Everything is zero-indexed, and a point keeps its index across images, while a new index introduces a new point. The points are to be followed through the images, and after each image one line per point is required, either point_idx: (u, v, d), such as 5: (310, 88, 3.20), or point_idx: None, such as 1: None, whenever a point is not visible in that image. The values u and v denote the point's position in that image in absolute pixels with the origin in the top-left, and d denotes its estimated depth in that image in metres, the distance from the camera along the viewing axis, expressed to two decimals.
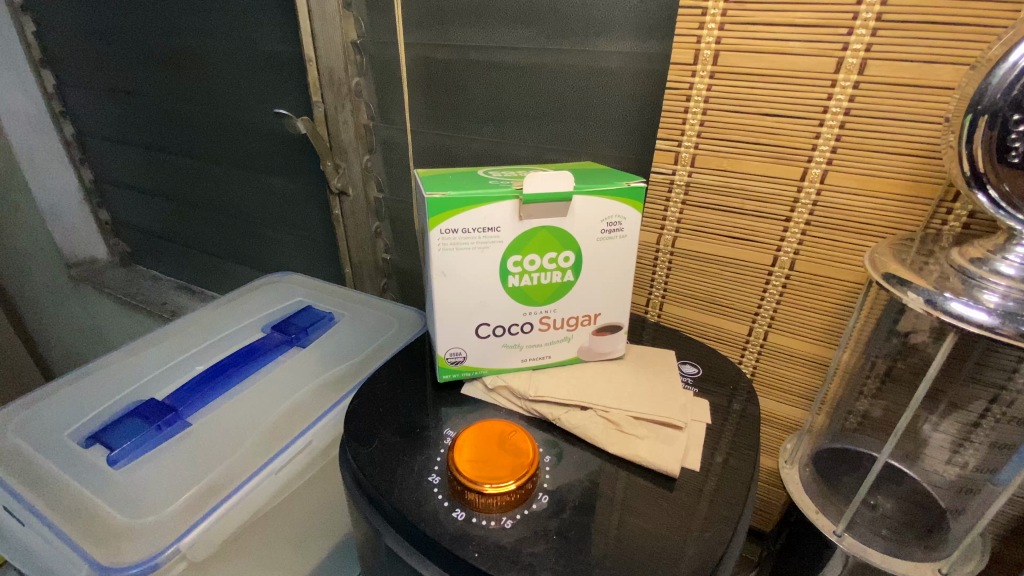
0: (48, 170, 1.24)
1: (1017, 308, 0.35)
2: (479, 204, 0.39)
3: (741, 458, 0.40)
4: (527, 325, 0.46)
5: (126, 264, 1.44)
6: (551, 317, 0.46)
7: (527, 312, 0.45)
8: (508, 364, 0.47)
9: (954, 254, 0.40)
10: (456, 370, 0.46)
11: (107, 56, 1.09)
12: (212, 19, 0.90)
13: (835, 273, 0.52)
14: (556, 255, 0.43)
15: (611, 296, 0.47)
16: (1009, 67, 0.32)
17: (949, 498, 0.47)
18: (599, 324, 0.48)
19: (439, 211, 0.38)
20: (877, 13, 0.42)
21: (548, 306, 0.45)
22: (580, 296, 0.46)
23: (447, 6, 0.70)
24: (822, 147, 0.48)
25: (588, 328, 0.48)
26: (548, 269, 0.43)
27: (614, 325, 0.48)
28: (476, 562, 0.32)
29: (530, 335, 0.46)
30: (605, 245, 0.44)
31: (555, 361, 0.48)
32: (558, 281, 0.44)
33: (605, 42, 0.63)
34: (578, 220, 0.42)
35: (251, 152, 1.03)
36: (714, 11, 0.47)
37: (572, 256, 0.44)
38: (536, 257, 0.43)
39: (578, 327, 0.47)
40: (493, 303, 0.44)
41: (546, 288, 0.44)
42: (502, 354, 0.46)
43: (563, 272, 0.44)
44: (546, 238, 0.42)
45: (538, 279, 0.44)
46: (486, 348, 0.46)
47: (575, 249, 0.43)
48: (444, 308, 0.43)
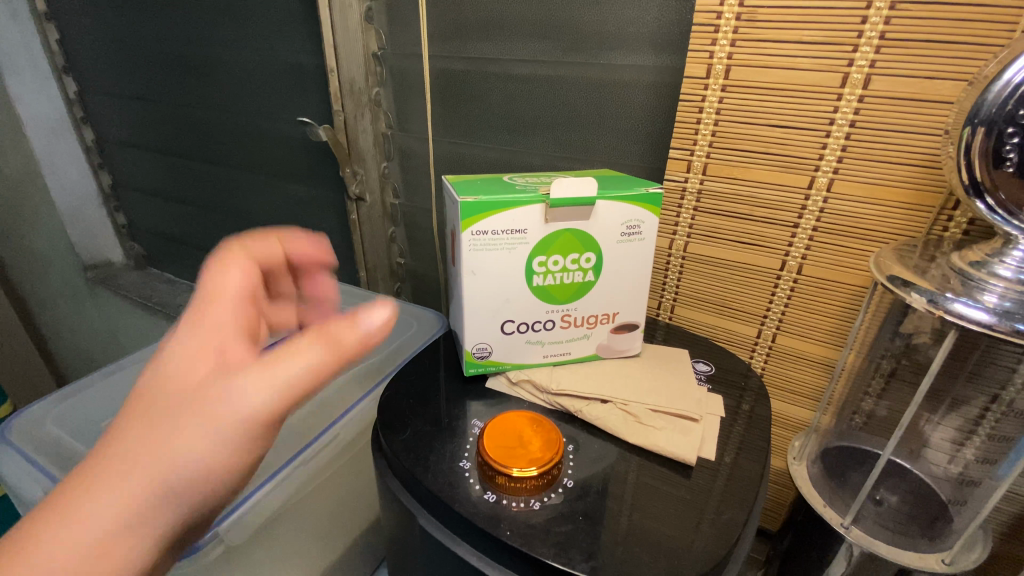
0: (68, 174, 1.28)
1: (1014, 308, 0.37)
2: (509, 208, 0.42)
3: (753, 454, 0.42)
4: (550, 322, 0.48)
5: (141, 267, 1.47)
6: (572, 315, 0.48)
7: (549, 309, 0.47)
8: (530, 360, 0.49)
9: (955, 258, 0.43)
10: (481, 365, 0.48)
11: (130, 65, 1.13)
12: (237, 31, 0.94)
13: (842, 277, 0.54)
14: (577, 255, 0.46)
15: (628, 295, 0.49)
16: (1003, 84, 0.35)
17: (951, 490, 0.48)
18: (618, 322, 0.50)
19: (470, 214, 0.41)
20: (881, 31, 0.45)
21: (569, 305, 0.48)
22: (599, 294, 0.48)
23: (467, 20, 0.74)
24: (828, 156, 0.50)
25: (606, 325, 0.50)
26: (570, 269, 0.46)
27: (631, 323, 0.51)
28: (509, 540, 0.34)
29: (552, 331, 0.49)
30: (625, 246, 0.46)
31: (575, 357, 0.50)
32: (580, 280, 0.47)
33: (618, 56, 0.66)
34: (600, 223, 0.45)
35: (269, 159, 1.06)
36: (726, 28, 0.50)
37: (593, 257, 0.46)
38: (560, 257, 0.45)
39: (596, 325, 0.50)
40: (519, 300, 0.46)
41: (568, 287, 0.47)
42: (525, 349, 0.49)
43: (584, 272, 0.47)
44: (569, 239, 0.44)
45: (561, 279, 0.46)
46: (510, 343, 0.48)
47: (596, 251, 0.46)
48: (471, 303, 0.45)
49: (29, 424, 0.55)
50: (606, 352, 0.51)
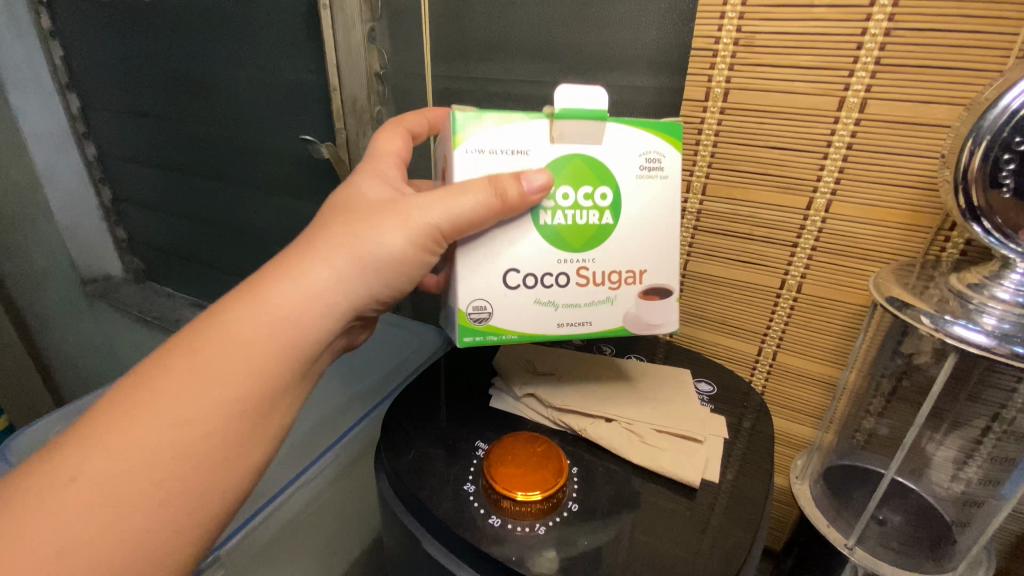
0: (69, 189, 1.28)
1: (1012, 330, 0.38)
2: (507, 122, 0.38)
3: (756, 476, 0.42)
4: (561, 276, 0.40)
5: (140, 281, 1.47)
6: (589, 269, 0.41)
7: (562, 258, 0.40)
8: (541, 327, 0.41)
9: (953, 279, 0.43)
10: (480, 332, 0.40)
11: (135, 82, 1.15)
12: (241, 49, 0.95)
13: (842, 295, 0.54)
14: (592, 190, 0.40)
15: (655, 248, 0.42)
16: (997, 114, 0.36)
17: (955, 510, 0.48)
18: (647, 285, 0.43)
19: (462, 126, 0.37)
20: (876, 57, 0.46)
21: (585, 253, 0.41)
22: (622, 244, 0.41)
23: (470, 41, 0.75)
24: (826, 178, 0.51)
25: (633, 287, 0.42)
26: (583, 207, 0.40)
27: (662, 288, 0.43)
28: (514, 565, 0.34)
29: (565, 290, 0.41)
30: (646, 182, 0.41)
31: (597, 328, 0.42)
32: (596, 223, 0.40)
33: (618, 77, 0.67)
34: (614, 150, 0.40)
35: (271, 175, 1.06)
36: (725, 53, 0.51)
37: (609, 193, 0.40)
38: (571, 191, 0.39)
39: (621, 286, 0.42)
40: (525, 245, 0.39)
41: (583, 230, 0.40)
42: (534, 312, 0.41)
43: (600, 213, 0.40)
44: (580, 167, 0.39)
45: (574, 219, 0.40)
46: (515, 305, 0.40)
47: (613, 186, 0.40)
48: (466, 246, 0.39)
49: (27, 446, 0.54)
50: (637, 325, 0.43)
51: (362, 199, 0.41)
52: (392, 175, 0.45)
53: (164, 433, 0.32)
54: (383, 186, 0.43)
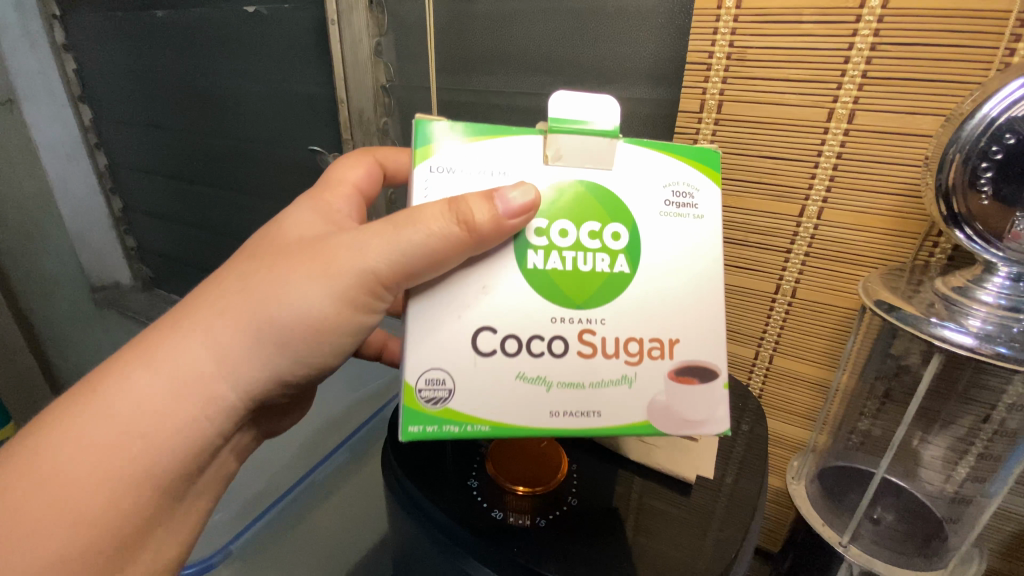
0: (81, 197, 1.31)
1: (995, 331, 0.39)
2: (500, 136, 0.35)
3: (750, 476, 0.44)
4: (564, 344, 0.35)
5: (148, 290, 1.48)
6: (595, 332, 0.35)
7: (560, 310, 0.35)
8: (527, 411, 0.35)
9: (939, 283, 0.45)
10: (437, 419, 0.35)
11: (146, 94, 1.18)
12: (251, 63, 0.98)
13: (834, 300, 0.56)
14: (598, 230, 0.35)
15: (683, 315, 0.36)
16: (975, 123, 0.37)
17: (946, 507, 0.50)
18: (677, 361, 0.36)
19: (444, 138, 0.35)
20: (863, 70, 0.48)
21: (587, 301, 0.35)
22: (641, 302, 0.36)
23: (472, 54, 0.77)
24: (818, 186, 0.53)
25: (663, 361, 0.36)
26: (587, 246, 0.35)
27: (696, 364, 0.36)
28: (516, 555, 0.36)
29: (566, 362, 0.35)
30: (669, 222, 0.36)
31: (607, 420, 0.36)
32: (602, 267, 0.35)
33: (617, 89, 0.69)
34: (623, 178, 0.35)
35: (278, 184, 1.09)
36: (718, 67, 0.53)
37: (620, 233, 0.36)
38: (573, 230, 0.35)
39: (642, 361, 0.36)
40: (510, 308, 0.35)
41: (586, 274, 0.35)
42: (518, 392, 0.35)
43: (608, 255, 0.35)
44: (584, 201, 0.35)
45: (575, 262, 0.35)
46: (501, 385, 0.35)
47: (626, 223, 0.36)
48: (445, 313, 0.35)
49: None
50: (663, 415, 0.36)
51: (280, 240, 0.38)
52: (328, 206, 0.43)
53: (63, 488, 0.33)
54: (316, 221, 0.40)
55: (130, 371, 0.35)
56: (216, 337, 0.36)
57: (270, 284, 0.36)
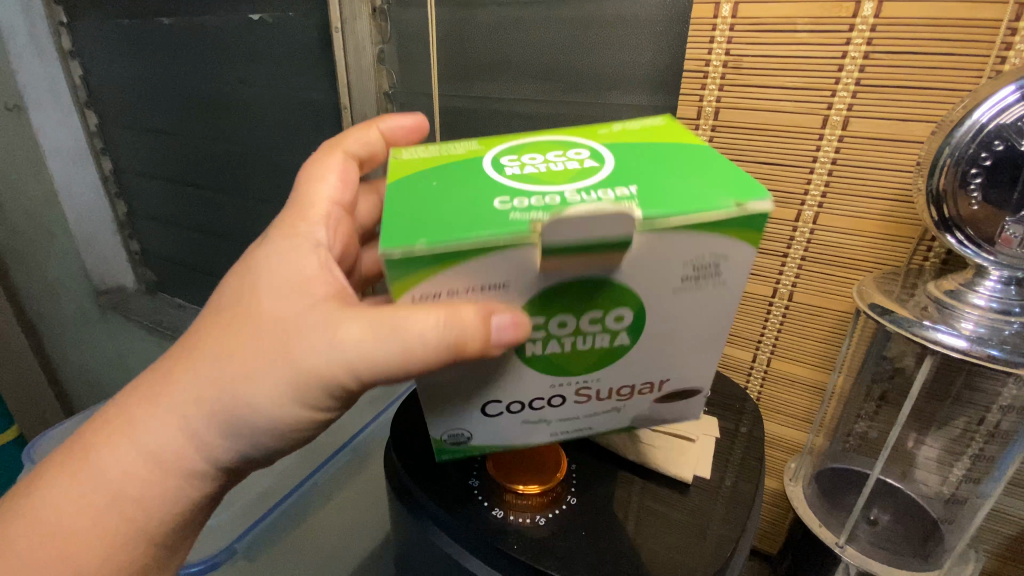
0: (86, 203, 1.32)
1: (986, 334, 0.40)
2: (474, 259, 0.26)
3: (747, 479, 0.44)
4: (563, 401, 0.33)
5: (151, 292, 1.51)
6: (592, 389, 0.33)
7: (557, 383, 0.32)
8: (529, 441, 0.35)
9: (932, 287, 0.46)
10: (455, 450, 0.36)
11: (152, 100, 1.19)
12: (256, 70, 0.99)
13: (831, 303, 0.57)
14: (602, 314, 0.29)
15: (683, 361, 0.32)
16: (963, 130, 0.38)
17: (942, 508, 0.51)
18: (665, 391, 0.34)
19: (406, 274, 0.26)
20: (857, 78, 0.49)
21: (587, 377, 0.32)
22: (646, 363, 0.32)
23: (473, 62, 0.79)
24: (813, 191, 0.54)
25: (650, 395, 0.34)
26: (587, 330, 0.30)
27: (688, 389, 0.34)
28: (517, 553, 0.37)
29: (563, 410, 0.34)
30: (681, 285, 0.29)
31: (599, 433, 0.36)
32: (607, 345, 0.30)
33: (615, 95, 0.70)
34: (637, 273, 0.27)
35: (281, 189, 1.10)
36: (715, 75, 0.54)
37: (626, 316, 0.29)
38: (569, 314, 0.29)
39: (632, 397, 0.34)
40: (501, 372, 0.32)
41: (586, 356, 0.31)
42: (521, 431, 0.35)
43: (614, 336, 0.30)
44: (584, 290, 0.28)
45: (572, 343, 0.30)
46: (504, 431, 0.35)
47: (634, 305, 0.29)
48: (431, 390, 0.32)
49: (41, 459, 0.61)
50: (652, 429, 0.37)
51: (245, 316, 0.35)
52: (300, 263, 0.36)
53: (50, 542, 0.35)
54: (279, 286, 0.35)
55: (110, 434, 0.36)
56: (186, 417, 0.35)
57: (238, 376, 0.34)
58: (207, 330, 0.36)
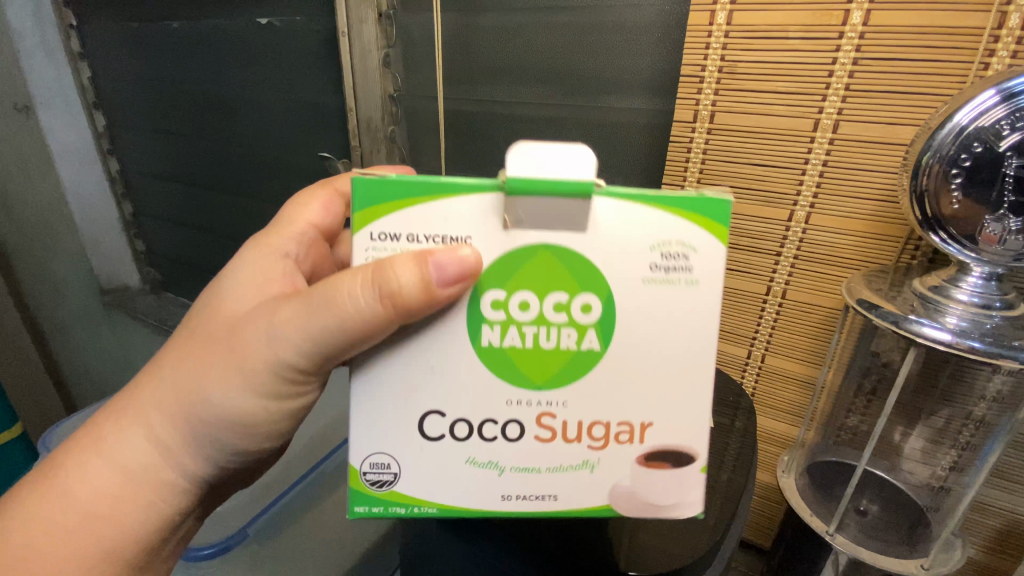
0: (94, 203, 1.34)
1: (969, 327, 0.42)
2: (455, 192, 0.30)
3: (741, 472, 0.46)
4: (522, 430, 0.33)
5: (156, 292, 1.50)
6: (556, 417, 0.32)
7: (517, 397, 0.32)
8: (484, 504, 0.34)
9: (917, 283, 0.48)
10: (375, 501, 0.34)
11: (160, 102, 1.21)
12: (263, 73, 1.02)
13: (823, 301, 0.59)
14: (562, 301, 0.31)
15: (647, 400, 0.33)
16: (946, 132, 0.40)
17: (929, 497, 0.53)
18: (648, 447, 0.34)
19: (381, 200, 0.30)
20: (846, 83, 0.50)
21: (552, 390, 0.32)
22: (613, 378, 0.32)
23: (476, 67, 0.81)
24: (805, 192, 0.56)
25: (627, 447, 0.33)
26: (552, 320, 0.31)
27: (674, 450, 0.34)
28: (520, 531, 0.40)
29: (523, 448, 0.33)
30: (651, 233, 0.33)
31: (560, 506, 0.34)
32: (573, 347, 0.32)
33: (614, 99, 0.72)
34: (600, 240, 0.30)
35: (286, 189, 1.12)
36: (710, 80, 0.56)
37: (589, 304, 0.31)
38: (532, 301, 0.31)
39: (607, 446, 0.33)
40: (464, 388, 0.32)
41: (549, 353, 0.32)
42: (466, 474, 0.33)
43: (575, 331, 0.31)
44: (545, 262, 0.30)
45: (537, 337, 0.31)
46: (451, 467, 0.33)
47: (597, 292, 0.31)
48: (382, 404, 0.32)
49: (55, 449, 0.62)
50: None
51: (214, 314, 0.39)
52: (265, 268, 0.42)
53: (27, 555, 0.35)
54: (249, 288, 0.40)
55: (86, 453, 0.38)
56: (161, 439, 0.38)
57: (208, 379, 0.37)
58: (168, 351, 0.39)
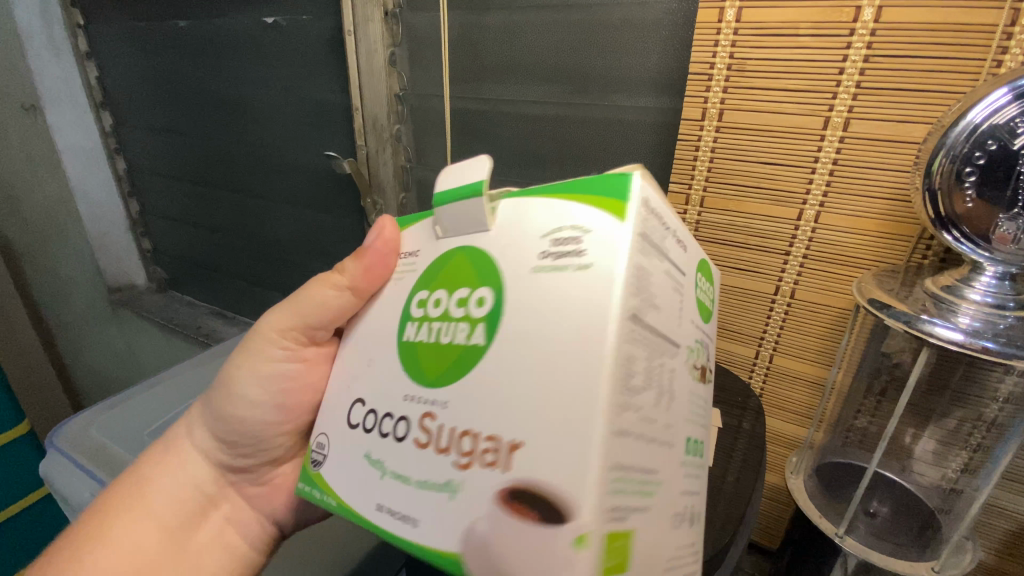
0: (101, 203, 1.35)
1: (983, 327, 0.41)
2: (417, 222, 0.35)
3: (749, 473, 0.45)
4: (405, 429, 0.27)
5: (163, 291, 1.51)
6: (432, 421, 0.26)
7: (409, 394, 0.28)
8: (369, 509, 0.28)
9: (929, 283, 0.47)
10: (309, 482, 0.33)
11: (167, 102, 1.22)
12: (269, 72, 1.02)
13: (832, 301, 0.58)
14: (466, 296, 0.27)
15: (532, 409, 0.23)
16: (960, 129, 0.40)
17: (939, 499, 0.52)
18: (516, 479, 0.22)
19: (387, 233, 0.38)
20: (857, 81, 0.50)
21: (433, 393, 0.27)
22: (494, 378, 0.24)
23: (482, 65, 0.81)
24: (814, 191, 0.55)
25: (493, 472, 0.23)
26: (452, 317, 0.28)
27: (556, 493, 0.21)
28: None
29: (403, 450, 0.27)
30: (666, 219, 0.28)
31: (414, 541, 0.25)
32: (461, 343, 0.26)
33: (621, 97, 0.72)
34: (501, 233, 0.27)
35: (292, 187, 1.12)
36: (719, 78, 0.56)
37: (484, 299, 0.26)
38: (443, 297, 0.29)
39: (471, 466, 0.24)
40: (387, 368, 0.30)
41: (444, 353, 0.27)
42: (369, 475, 0.29)
43: (468, 327, 0.26)
44: (459, 263, 0.29)
45: (437, 336, 0.28)
46: (359, 462, 0.30)
47: (494, 287, 0.26)
48: (344, 373, 0.34)
49: (64, 444, 0.61)
50: (637, 558, 0.23)
51: None
52: None
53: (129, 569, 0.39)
54: None
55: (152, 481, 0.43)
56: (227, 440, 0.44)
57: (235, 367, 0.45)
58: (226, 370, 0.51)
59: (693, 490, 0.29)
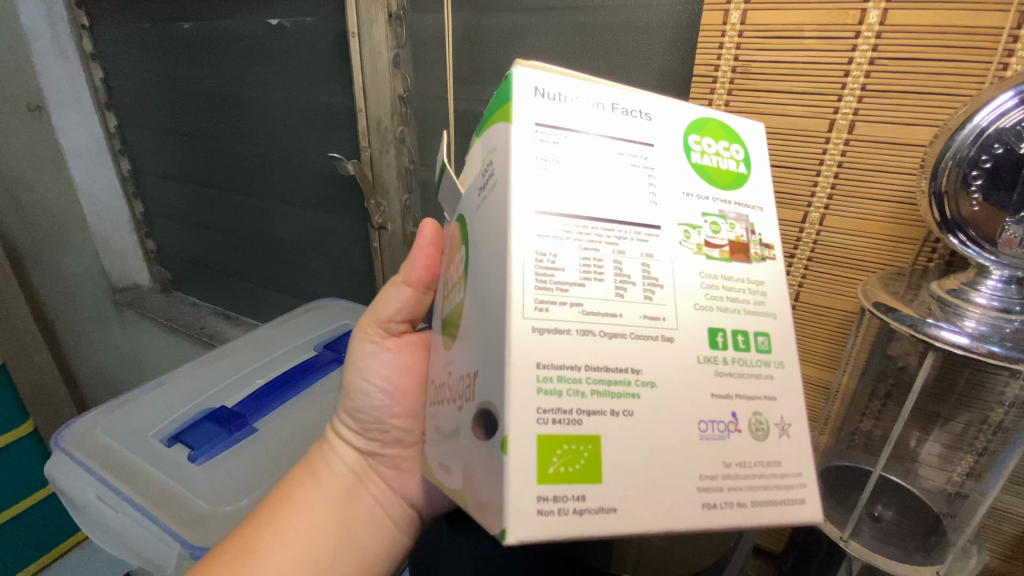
0: (106, 203, 1.36)
1: (989, 331, 0.41)
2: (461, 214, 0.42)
3: None
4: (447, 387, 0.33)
5: (167, 291, 1.52)
6: (454, 374, 0.32)
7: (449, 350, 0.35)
8: (438, 468, 0.33)
9: (934, 287, 0.47)
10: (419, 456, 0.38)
11: (171, 103, 1.22)
12: (274, 74, 1.02)
13: (837, 304, 0.58)
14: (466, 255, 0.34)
15: (491, 340, 0.27)
16: (966, 133, 0.40)
17: (944, 504, 0.53)
18: (477, 409, 0.28)
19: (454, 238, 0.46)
20: (862, 84, 0.50)
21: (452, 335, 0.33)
22: (475, 321, 0.30)
23: (486, 67, 0.81)
24: (819, 194, 0.55)
25: (469, 408, 0.29)
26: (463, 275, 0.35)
27: (489, 416, 0.27)
28: None
29: (446, 409, 0.33)
30: (574, 125, 0.29)
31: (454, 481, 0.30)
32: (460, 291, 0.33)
33: None
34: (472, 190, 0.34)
35: (295, 189, 1.12)
36: (723, 80, 0.56)
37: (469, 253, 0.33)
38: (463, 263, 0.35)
39: (464, 406, 0.30)
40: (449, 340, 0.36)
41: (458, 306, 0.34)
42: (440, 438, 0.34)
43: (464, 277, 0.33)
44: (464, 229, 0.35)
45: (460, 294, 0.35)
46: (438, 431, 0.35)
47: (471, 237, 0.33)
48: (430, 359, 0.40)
49: (68, 446, 0.61)
50: (615, 459, 0.26)
51: None
52: None
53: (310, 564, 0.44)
54: None
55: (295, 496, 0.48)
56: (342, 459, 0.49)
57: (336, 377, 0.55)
58: None
59: (758, 396, 0.30)
